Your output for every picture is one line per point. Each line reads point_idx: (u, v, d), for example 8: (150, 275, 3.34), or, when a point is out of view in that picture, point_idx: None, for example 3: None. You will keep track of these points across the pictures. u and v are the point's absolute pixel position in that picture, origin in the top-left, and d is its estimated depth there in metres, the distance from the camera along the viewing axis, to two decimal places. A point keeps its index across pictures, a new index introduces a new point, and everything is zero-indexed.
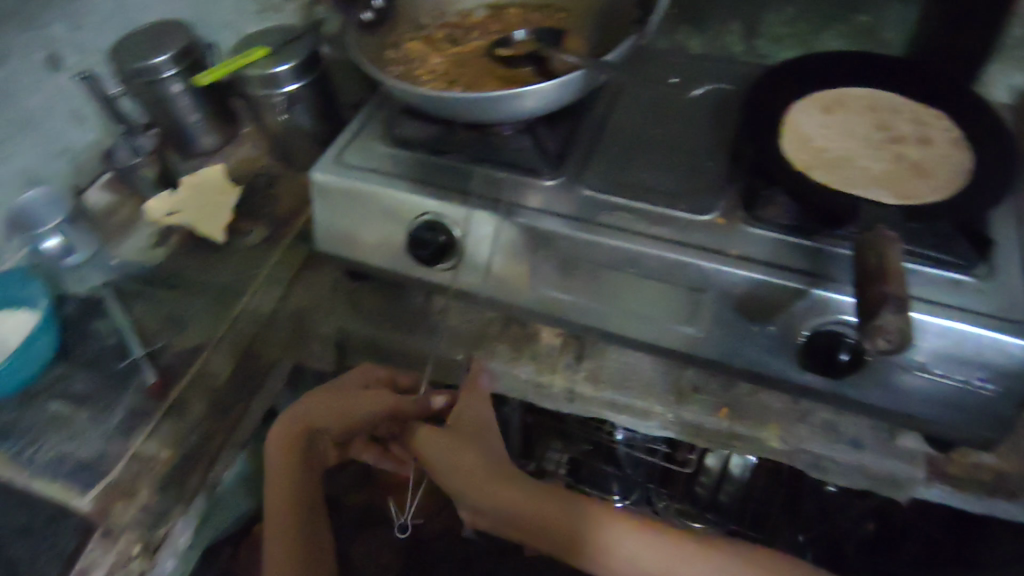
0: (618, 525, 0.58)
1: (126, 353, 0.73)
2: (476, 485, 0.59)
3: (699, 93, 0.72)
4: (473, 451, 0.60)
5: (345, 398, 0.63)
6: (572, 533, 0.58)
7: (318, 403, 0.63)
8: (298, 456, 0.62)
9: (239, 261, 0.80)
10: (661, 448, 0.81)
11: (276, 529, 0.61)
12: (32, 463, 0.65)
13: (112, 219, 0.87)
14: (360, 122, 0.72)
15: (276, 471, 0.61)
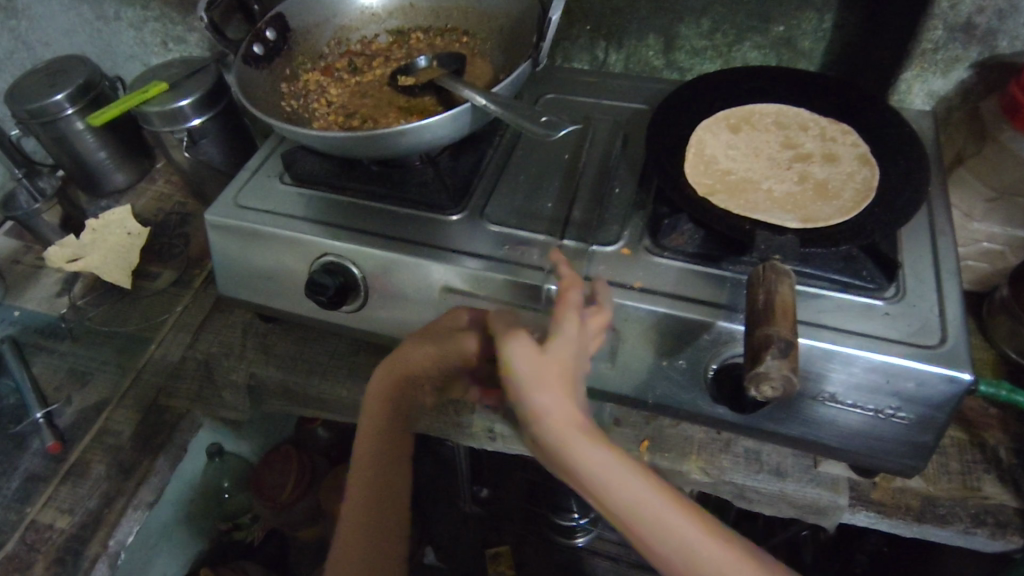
0: (670, 504, 0.42)
1: (24, 414, 0.69)
2: (543, 405, 0.43)
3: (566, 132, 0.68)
4: (547, 368, 0.43)
5: (437, 340, 0.53)
6: (632, 507, 0.42)
7: (416, 351, 0.53)
8: (392, 408, 0.55)
9: (147, 306, 0.76)
10: None
11: (353, 498, 0.54)
12: None
13: (15, 268, 0.83)
14: (258, 159, 0.69)
15: (366, 427, 0.55)
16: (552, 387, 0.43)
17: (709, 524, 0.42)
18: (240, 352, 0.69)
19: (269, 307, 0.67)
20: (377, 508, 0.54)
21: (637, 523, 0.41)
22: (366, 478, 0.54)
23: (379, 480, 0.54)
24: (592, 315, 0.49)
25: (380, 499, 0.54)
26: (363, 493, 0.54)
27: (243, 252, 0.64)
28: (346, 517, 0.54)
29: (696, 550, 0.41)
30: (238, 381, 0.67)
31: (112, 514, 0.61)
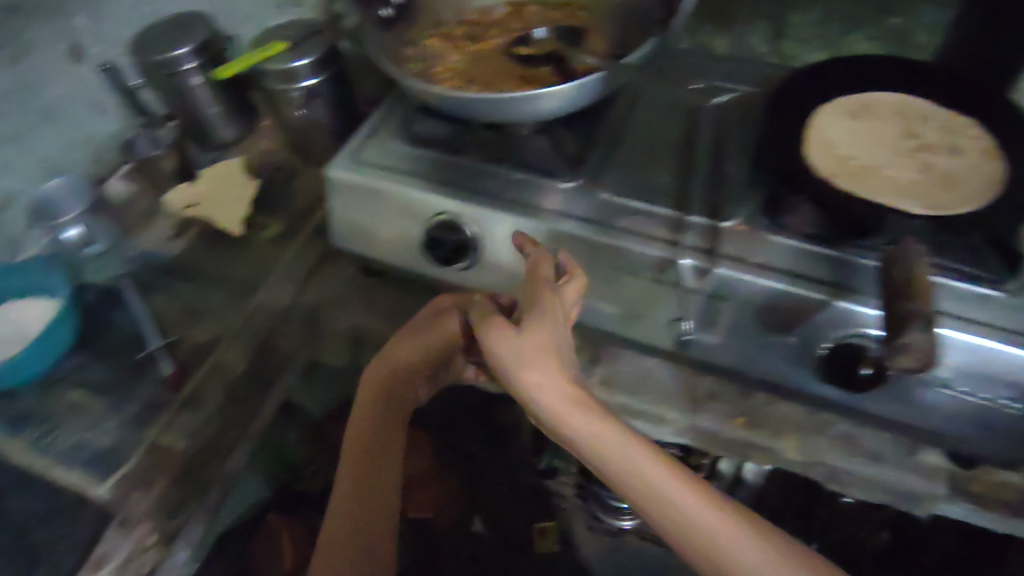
0: (664, 469, 0.50)
1: (141, 344, 0.72)
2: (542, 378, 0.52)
3: (722, 99, 0.70)
4: (533, 352, 0.52)
5: (420, 333, 0.62)
6: (612, 456, 0.50)
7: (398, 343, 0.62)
8: (387, 396, 0.64)
9: (255, 253, 0.79)
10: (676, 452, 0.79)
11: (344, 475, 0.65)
12: (49, 451, 0.64)
13: (133, 209, 0.85)
14: (376, 118, 0.71)
15: (365, 410, 0.64)
16: (543, 365, 0.52)
17: (682, 475, 0.50)
18: (347, 303, 0.74)
19: (373, 260, 0.70)
20: (370, 475, 0.65)
21: (632, 484, 0.50)
22: (364, 447, 0.65)
23: (374, 452, 0.65)
24: (567, 284, 0.55)
25: (372, 466, 0.65)
26: (356, 459, 0.65)
27: (360, 207, 0.67)
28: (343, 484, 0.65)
29: (667, 489, 0.49)
30: (345, 330, 0.73)
31: None
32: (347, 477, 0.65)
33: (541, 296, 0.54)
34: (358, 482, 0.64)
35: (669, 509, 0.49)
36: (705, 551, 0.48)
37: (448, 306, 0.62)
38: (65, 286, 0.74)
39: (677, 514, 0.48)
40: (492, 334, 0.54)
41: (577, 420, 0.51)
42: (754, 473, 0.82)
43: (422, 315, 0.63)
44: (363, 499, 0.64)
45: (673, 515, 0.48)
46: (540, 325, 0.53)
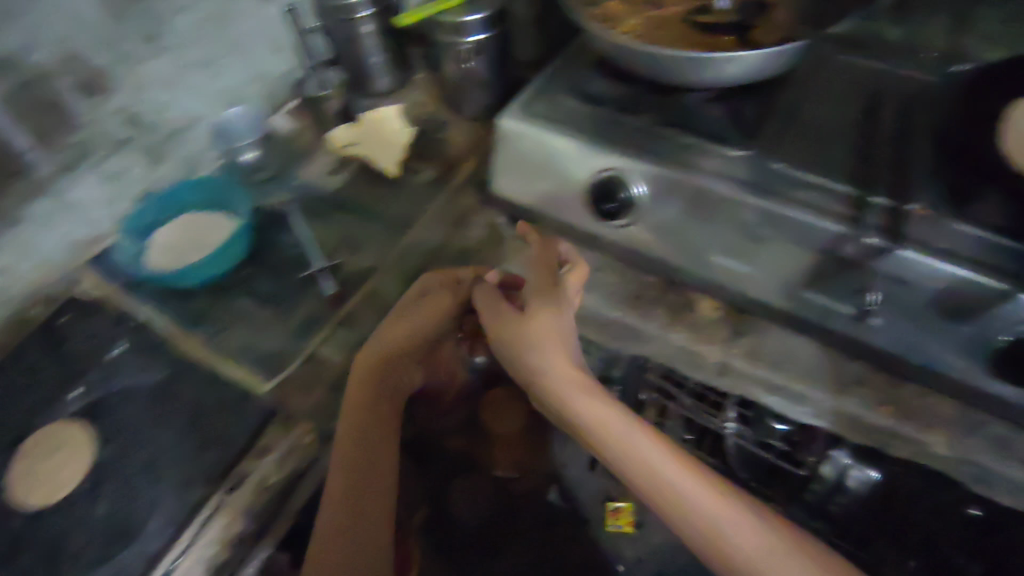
0: (664, 451, 0.57)
1: (304, 266, 0.78)
2: (546, 360, 0.62)
3: (963, 67, 0.69)
4: (527, 344, 0.62)
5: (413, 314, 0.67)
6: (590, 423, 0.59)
7: (394, 325, 0.67)
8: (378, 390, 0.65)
9: (408, 195, 0.84)
10: (779, 445, 0.71)
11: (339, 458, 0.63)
12: (222, 347, 0.71)
13: (298, 144, 0.92)
14: (549, 72, 0.74)
15: (356, 401, 0.64)
16: (548, 350, 0.62)
17: (680, 459, 0.57)
18: (493, 248, 0.77)
19: (525, 206, 0.73)
20: (365, 477, 0.62)
21: (634, 466, 0.56)
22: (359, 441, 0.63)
23: (365, 454, 0.63)
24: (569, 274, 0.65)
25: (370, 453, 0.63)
26: (346, 460, 0.62)
27: (525, 156, 0.70)
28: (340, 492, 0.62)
29: (666, 470, 0.56)
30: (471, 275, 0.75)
31: None
32: (344, 472, 0.62)
33: (543, 286, 0.64)
34: (354, 482, 0.62)
35: (671, 493, 0.55)
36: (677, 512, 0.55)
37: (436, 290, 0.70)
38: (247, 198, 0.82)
39: (675, 500, 0.55)
40: (505, 326, 0.65)
41: (579, 401, 0.60)
42: (860, 481, 0.70)
43: (410, 299, 0.69)
44: (363, 500, 0.61)
45: (670, 500, 0.55)
46: (537, 313, 0.63)
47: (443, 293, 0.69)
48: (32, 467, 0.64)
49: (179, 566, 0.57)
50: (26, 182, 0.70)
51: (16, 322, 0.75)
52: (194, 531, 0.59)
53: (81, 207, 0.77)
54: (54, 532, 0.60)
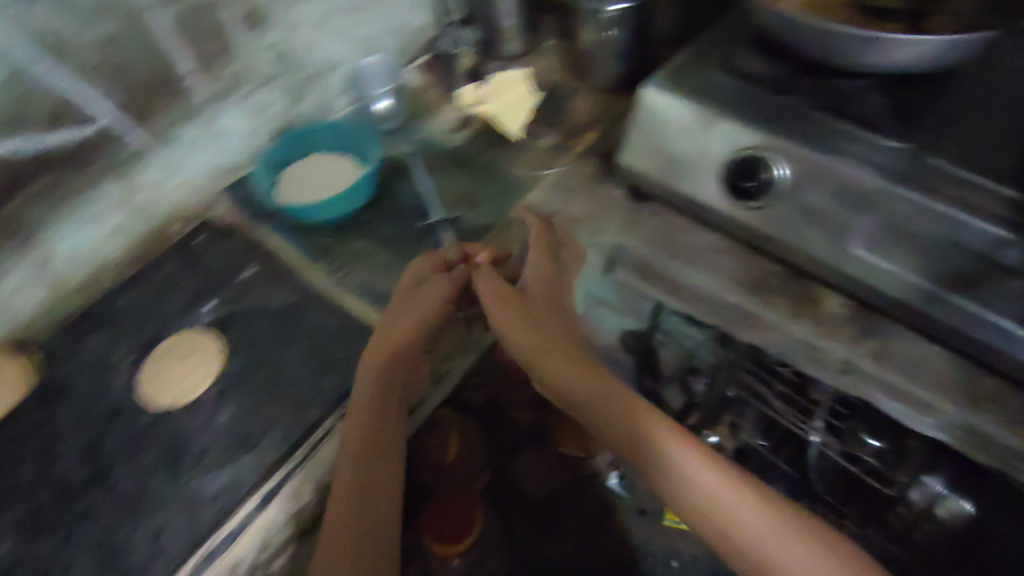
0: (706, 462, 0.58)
1: (424, 215, 0.80)
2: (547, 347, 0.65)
3: None
4: (530, 329, 0.65)
5: (414, 304, 0.65)
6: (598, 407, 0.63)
7: (401, 316, 0.64)
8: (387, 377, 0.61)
9: (529, 159, 0.85)
10: (868, 458, 0.72)
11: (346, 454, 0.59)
12: (344, 283, 0.74)
13: (424, 98, 0.94)
14: (697, 46, 0.72)
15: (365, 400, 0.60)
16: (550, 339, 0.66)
17: (724, 472, 0.57)
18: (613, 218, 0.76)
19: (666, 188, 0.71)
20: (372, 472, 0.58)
21: (667, 474, 0.59)
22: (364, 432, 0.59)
23: (373, 448, 0.59)
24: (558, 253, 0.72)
25: (375, 450, 0.59)
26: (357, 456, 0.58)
27: (663, 128, 0.69)
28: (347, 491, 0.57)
29: (717, 491, 0.56)
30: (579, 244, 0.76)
31: None
32: (348, 466, 0.58)
33: (548, 273, 0.69)
34: (360, 475, 0.58)
35: (717, 506, 0.56)
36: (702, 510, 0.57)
37: (430, 275, 0.68)
38: (377, 146, 0.82)
39: (726, 516, 0.55)
40: (504, 309, 0.66)
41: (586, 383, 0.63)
42: (951, 514, 0.68)
43: (407, 289, 0.67)
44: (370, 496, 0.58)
45: (725, 523, 0.55)
46: (542, 302, 0.68)
47: (442, 279, 0.67)
48: (162, 368, 0.68)
49: (291, 479, 0.60)
50: (182, 103, 0.73)
51: (154, 236, 0.78)
52: (308, 448, 0.62)
53: (226, 134, 0.79)
54: (182, 431, 0.63)
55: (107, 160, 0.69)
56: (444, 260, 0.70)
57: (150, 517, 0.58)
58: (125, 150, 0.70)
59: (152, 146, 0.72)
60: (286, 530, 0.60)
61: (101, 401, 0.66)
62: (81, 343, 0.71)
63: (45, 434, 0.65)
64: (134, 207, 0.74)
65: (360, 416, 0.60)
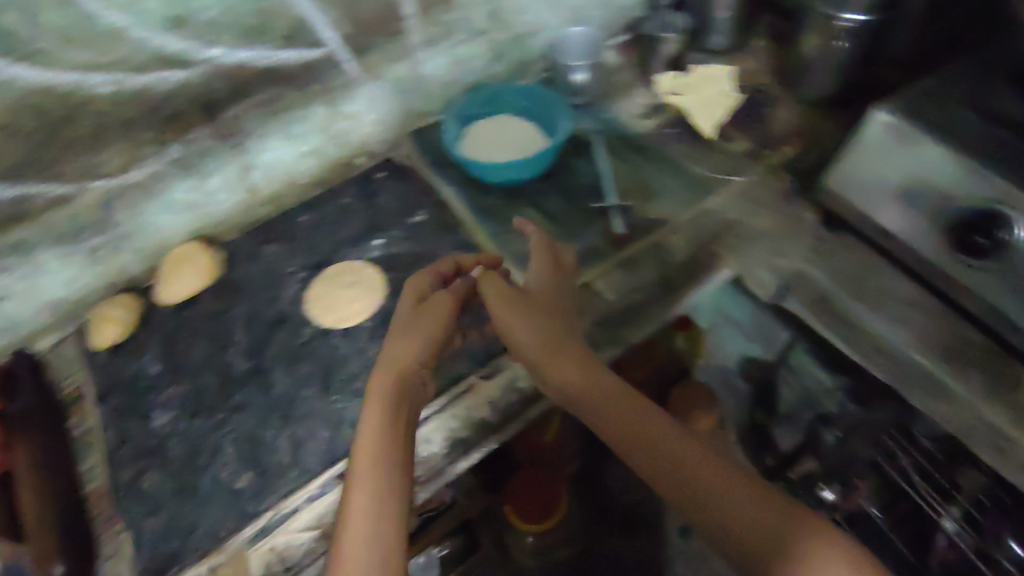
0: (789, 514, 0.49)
1: (599, 197, 0.78)
2: (560, 352, 0.59)
3: None
4: (536, 331, 0.59)
5: (413, 319, 0.60)
6: (619, 415, 0.56)
7: (400, 337, 0.59)
8: (394, 390, 0.55)
9: (717, 162, 0.80)
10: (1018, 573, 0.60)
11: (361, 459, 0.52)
12: (507, 248, 0.74)
13: (617, 78, 0.91)
14: (946, 73, 0.63)
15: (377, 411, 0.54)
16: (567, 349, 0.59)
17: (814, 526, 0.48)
18: (802, 243, 0.71)
19: (882, 227, 0.65)
20: (383, 476, 0.51)
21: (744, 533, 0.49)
22: (381, 437, 0.53)
23: (382, 454, 0.52)
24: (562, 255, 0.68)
25: (390, 458, 0.52)
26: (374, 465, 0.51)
27: (883, 159, 0.62)
28: (361, 501, 0.50)
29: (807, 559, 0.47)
30: (756, 262, 0.72)
31: (649, 314, 0.68)
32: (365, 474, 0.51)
33: (552, 277, 0.65)
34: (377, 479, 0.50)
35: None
36: (776, 554, 0.47)
37: (429, 290, 0.63)
38: (568, 112, 0.80)
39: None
40: (504, 306, 0.62)
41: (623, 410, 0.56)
42: None
43: (408, 306, 0.61)
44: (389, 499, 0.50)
45: None
46: (545, 300, 0.63)
47: (444, 297, 0.61)
48: (328, 289, 0.71)
49: (429, 423, 0.62)
50: (397, 43, 0.75)
51: (341, 163, 0.82)
52: (445, 401, 0.63)
53: (425, 80, 0.81)
54: (336, 353, 0.66)
55: (321, 84, 0.72)
56: (441, 273, 0.64)
57: (296, 425, 0.62)
58: (339, 78, 0.73)
59: (360, 79, 0.75)
60: None
61: (271, 305, 0.71)
62: (260, 249, 0.76)
63: (219, 322, 0.70)
64: (332, 134, 0.78)
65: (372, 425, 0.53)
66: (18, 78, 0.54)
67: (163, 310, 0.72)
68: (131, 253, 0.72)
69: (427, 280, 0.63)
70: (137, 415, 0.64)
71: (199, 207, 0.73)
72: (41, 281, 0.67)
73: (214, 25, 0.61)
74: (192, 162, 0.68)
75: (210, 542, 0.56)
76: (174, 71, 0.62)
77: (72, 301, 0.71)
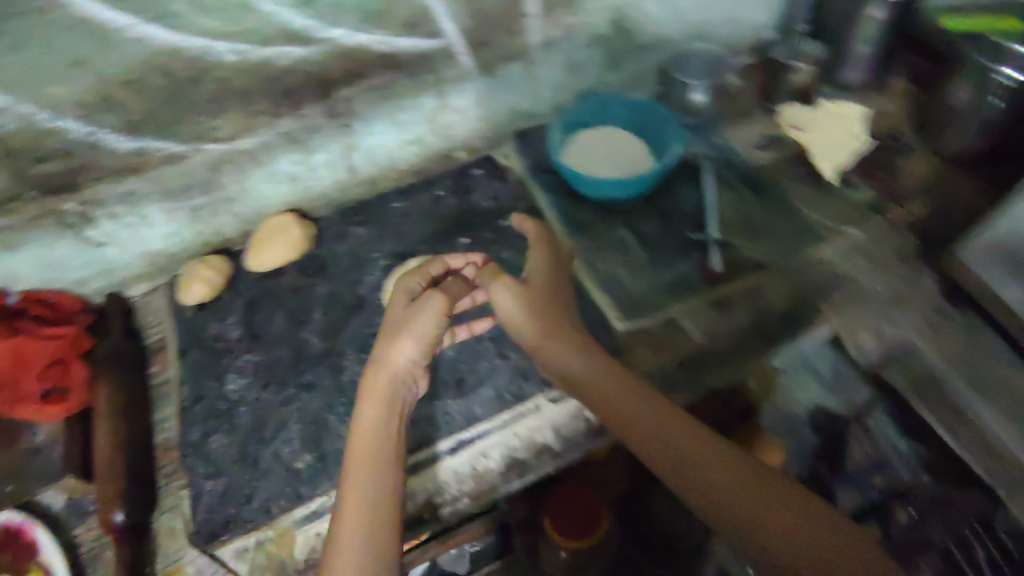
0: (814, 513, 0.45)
1: (698, 227, 0.74)
2: (565, 342, 0.57)
3: None
4: (542, 324, 0.58)
5: (401, 318, 0.58)
6: (628, 410, 0.52)
7: (386, 339, 0.57)
8: (388, 388, 0.54)
9: (832, 209, 0.74)
10: None
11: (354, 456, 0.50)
12: (594, 267, 0.71)
13: (735, 102, 0.86)
14: None
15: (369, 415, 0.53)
16: (573, 345, 0.56)
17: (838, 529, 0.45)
18: (915, 314, 0.65)
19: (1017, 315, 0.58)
20: (371, 475, 0.49)
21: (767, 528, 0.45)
22: (371, 440, 0.51)
23: (372, 453, 0.50)
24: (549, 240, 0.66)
25: (378, 459, 0.50)
26: (364, 460, 0.50)
27: None
28: (355, 494, 0.48)
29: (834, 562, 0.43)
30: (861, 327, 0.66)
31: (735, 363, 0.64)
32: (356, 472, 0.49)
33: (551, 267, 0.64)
34: (365, 480, 0.48)
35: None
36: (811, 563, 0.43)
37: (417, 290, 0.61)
38: (679, 135, 0.75)
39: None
40: (512, 303, 0.60)
41: (631, 404, 0.52)
42: None
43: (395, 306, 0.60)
44: (377, 493, 0.48)
45: None
46: (550, 289, 0.62)
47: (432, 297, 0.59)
48: None
49: (486, 437, 0.60)
50: (515, 42, 0.73)
51: (439, 153, 0.81)
52: (509, 417, 0.61)
53: (536, 81, 0.79)
54: None
55: (434, 74, 0.71)
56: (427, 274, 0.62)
57: None
58: (452, 71, 0.72)
59: (471, 74, 0.73)
60: (463, 488, 0.59)
61: (352, 288, 0.71)
62: (349, 229, 0.76)
63: (301, 296, 0.71)
64: (436, 125, 0.77)
65: (367, 425, 0.52)
66: (153, 38, 0.56)
67: (250, 275, 0.73)
68: (229, 216, 0.74)
69: (417, 280, 0.62)
70: (212, 375, 0.66)
71: (298, 180, 0.74)
72: (143, 232, 0.70)
73: (340, 7, 0.61)
74: (298, 137, 0.69)
75: (262, 516, 0.57)
76: (297, 48, 0.62)
77: (169, 254, 0.74)
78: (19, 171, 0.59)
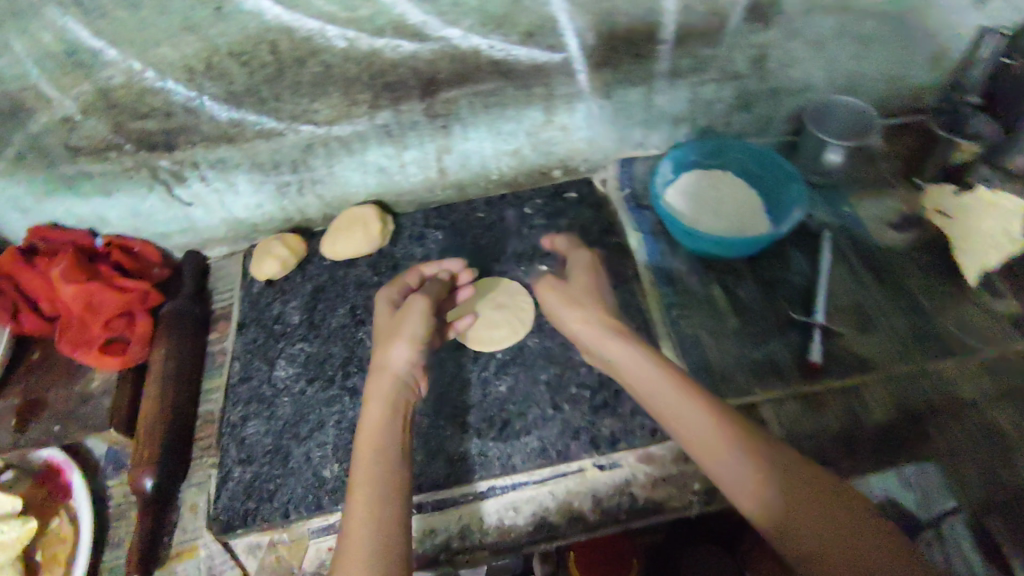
0: None
1: (802, 306, 0.66)
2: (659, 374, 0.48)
3: None
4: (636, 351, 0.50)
5: (388, 321, 0.57)
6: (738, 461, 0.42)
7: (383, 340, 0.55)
8: (388, 386, 0.52)
9: (968, 315, 0.64)
10: None
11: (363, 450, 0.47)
12: (675, 326, 0.65)
13: (873, 169, 0.77)
14: None
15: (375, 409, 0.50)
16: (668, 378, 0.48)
17: None
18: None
19: None
20: (378, 469, 0.46)
21: None
22: (378, 433, 0.48)
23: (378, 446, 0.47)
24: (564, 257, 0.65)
25: (386, 453, 0.47)
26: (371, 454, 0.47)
27: None
28: (362, 502, 0.44)
29: None
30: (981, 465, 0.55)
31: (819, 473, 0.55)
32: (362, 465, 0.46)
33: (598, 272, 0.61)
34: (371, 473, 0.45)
35: None
36: None
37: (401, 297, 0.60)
38: (802, 198, 0.66)
39: None
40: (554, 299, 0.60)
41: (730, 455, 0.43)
42: None
43: (384, 312, 0.58)
44: (385, 489, 0.45)
45: None
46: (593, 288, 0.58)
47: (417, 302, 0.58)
48: (473, 302, 0.66)
49: (520, 489, 0.56)
50: (639, 68, 0.67)
51: (534, 169, 0.76)
52: (548, 474, 0.56)
53: (653, 111, 0.73)
54: (461, 373, 0.62)
55: (545, 90, 0.67)
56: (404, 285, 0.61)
57: None
58: (565, 89, 0.67)
59: (584, 95, 0.68)
60: (487, 537, 0.54)
61: None
62: (428, 232, 0.73)
63: (366, 293, 0.69)
64: (538, 140, 0.72)
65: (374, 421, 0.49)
66: (266, 13, 0.54)
67: (323, 261, 0.72)
68: (314, 198, 0.72)
69: (397, 290, 0.60)
70: (265, 357, 0.65)
71: (386, 174, 0.71)
72: (227, 199, 0.69)
73: (461, 7, 0.57)
74: (393, 132, 0.66)
75: (278, 517, 0.55)
76: (408, 43, 0.59)
77: (251, 224, 0.74)
78: (119, 123, 0.59)
